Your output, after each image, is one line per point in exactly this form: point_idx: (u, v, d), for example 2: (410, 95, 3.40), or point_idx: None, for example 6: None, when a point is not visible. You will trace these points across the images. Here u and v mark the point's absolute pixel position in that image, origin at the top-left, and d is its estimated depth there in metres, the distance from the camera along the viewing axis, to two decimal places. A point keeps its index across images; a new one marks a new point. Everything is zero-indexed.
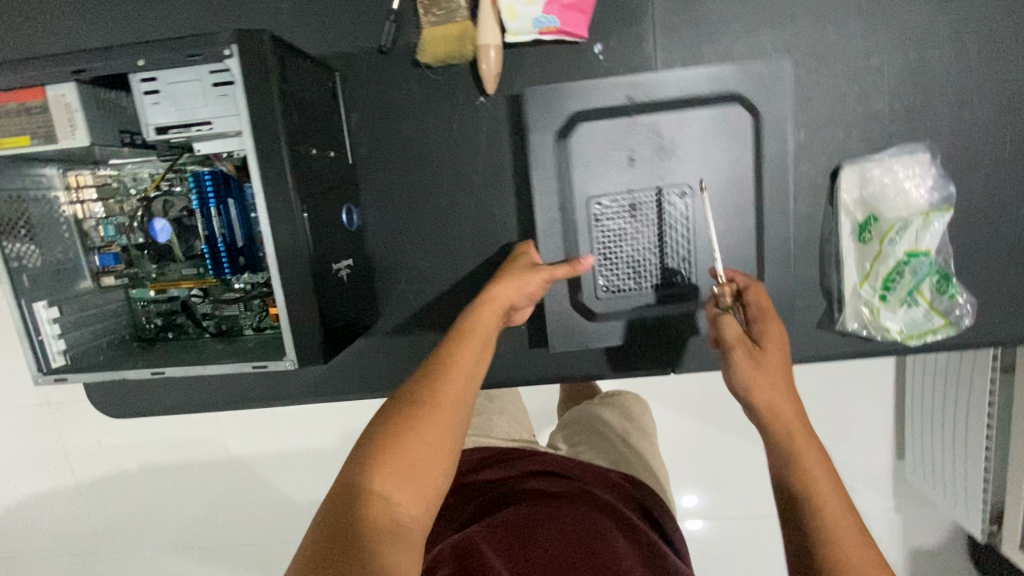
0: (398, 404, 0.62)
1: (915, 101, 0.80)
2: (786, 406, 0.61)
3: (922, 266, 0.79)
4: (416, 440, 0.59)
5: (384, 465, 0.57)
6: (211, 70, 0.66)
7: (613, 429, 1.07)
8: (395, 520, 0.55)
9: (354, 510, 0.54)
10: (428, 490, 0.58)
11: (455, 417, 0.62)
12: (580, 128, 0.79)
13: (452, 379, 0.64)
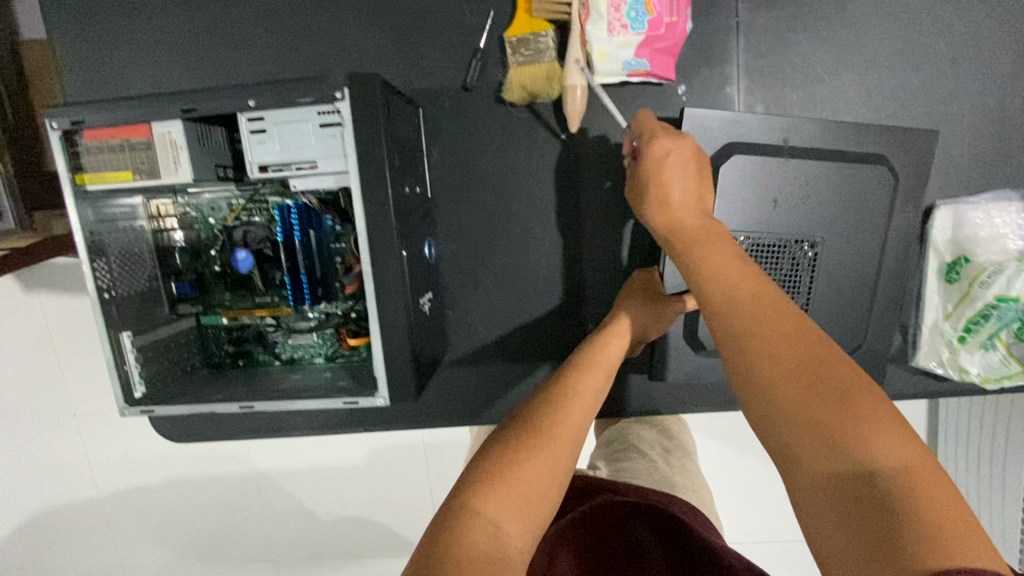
0: (518, 425, 0.59)
1: (993, 148, 0.82)
2: (774, 310, 0.49)
3: (1010, 312, 0.78)
4: (535, 471, 0.55)
5: (498, 485, 0.53)
6: (320, 111, 0.67)
7: (652, 445, 1.02)
8: (503, 546, 0.49)
9: (459, 523, 0.50)
10: (538, 519, 0.53)
11: (573, 455, 0.59)
12: (736, 159, 0.75)
13: (574, 414, 0.61)
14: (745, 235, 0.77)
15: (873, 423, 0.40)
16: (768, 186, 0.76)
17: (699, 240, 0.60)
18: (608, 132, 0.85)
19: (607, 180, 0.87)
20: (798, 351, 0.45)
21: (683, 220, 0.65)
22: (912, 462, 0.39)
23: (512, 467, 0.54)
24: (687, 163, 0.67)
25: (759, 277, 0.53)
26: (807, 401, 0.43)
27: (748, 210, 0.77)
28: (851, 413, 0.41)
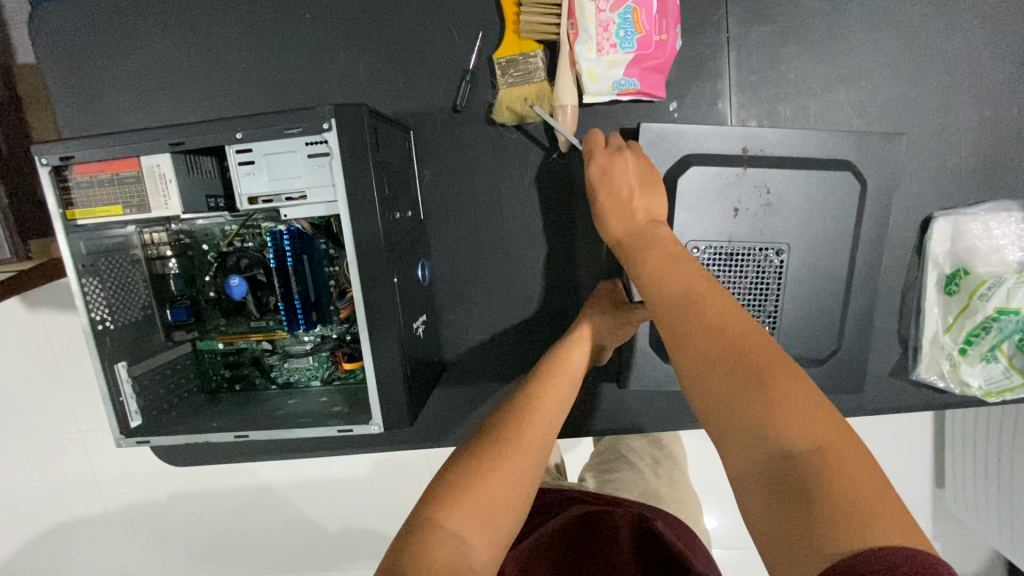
0: (477, 446, 0.67)
1: (991, 159, 0.81)
2: (711, 306, 0.52)
3: (1011, 324, 0.77)
4: (491, 485, 0.63)
5: (456, 504, 0.60)
6: (308, 142, 0.66)
7: (643, 458, 1.10)
8: (465, 556, 0.58)
9: (421, 539, 0.57)
10: (498, 530, 0.61)
11: (528, 468, 0.66)
12: (691, 171, 0.79)
13: (529, 433, 0.68)
14: (708, 244, 0.81)
15: (795, 411, 0.44)
16: (730, 196, 0.80)
17: (642, 247, 0.64)
18: None
19: None
20: (730, 345, 0.49)
21: (632, 225, 0.68)
22: (827, 445, 0.42)
23: (468, 484, 0.62)
24: (634, 169, 0.71)
25: (704, 275, 0.56)
26: (737, 394, 0.46)
27: (734, 223, 0.80)
28: (777, 403, 0.44)
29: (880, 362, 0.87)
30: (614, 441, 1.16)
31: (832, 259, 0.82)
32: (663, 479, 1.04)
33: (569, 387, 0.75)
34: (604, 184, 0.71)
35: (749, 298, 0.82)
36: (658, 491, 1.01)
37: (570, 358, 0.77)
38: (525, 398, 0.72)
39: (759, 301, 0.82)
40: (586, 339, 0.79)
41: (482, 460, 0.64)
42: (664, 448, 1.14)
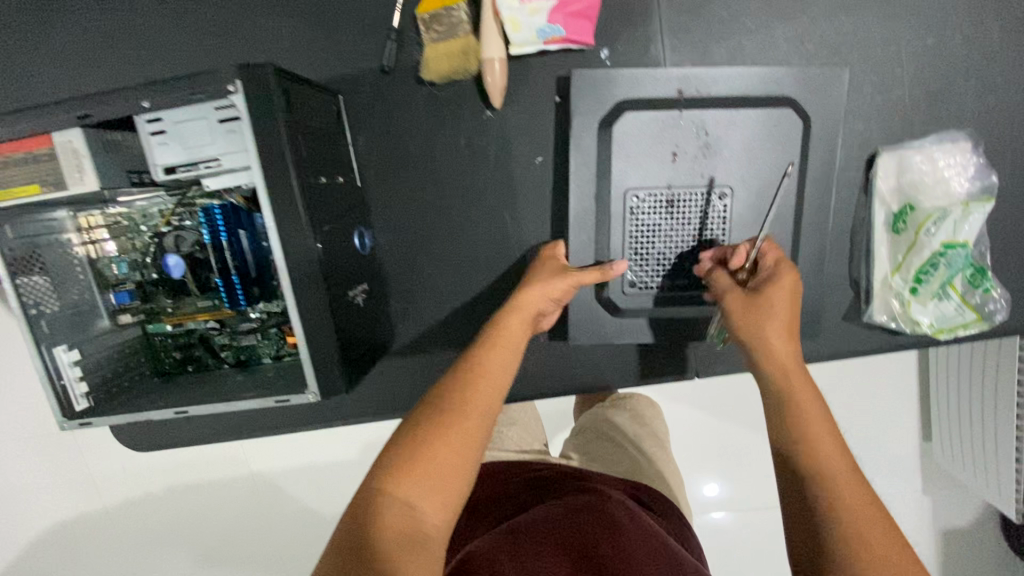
0: (425, 412, 0.64)
1: (938, 88, 0.78)
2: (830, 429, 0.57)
3: (958, 258, 0.77)
4: (441, 453, 0.60)
5: (405, 474, 0.59)
6: (216, 106, 0.65)
7: (624, 433, 1.04)
8: (419, 526, 0.57)
9: (373, 515, 0.56)
10: (451, 494, 0.60)
11: (477, 435, 0.63)
12: (626, 117, 0.77)
13: (475, 399, 0.66)
14: (649, 191, 0.79)
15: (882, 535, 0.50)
16: (667, 141, 0.78)
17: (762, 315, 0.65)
18: (534, 105, 0.82)
19: (538, 155, 0.84)
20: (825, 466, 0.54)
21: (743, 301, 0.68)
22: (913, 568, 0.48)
23: (416, 454, 0.60)
24: (792, 299, 0.67)
25: (811, 387, 0.61)
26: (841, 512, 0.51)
27: (673, 169, 0.79)
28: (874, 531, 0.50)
29: (837, 306, 0.84)
30: (594, 418, 1.10)
31: (778, 203, 0.80)
32: (646, 456, 0.99)
33: (514, 351, 0.72)
34: (759, 300, 0.66)
35: (696, 245, 0.81)
36: (641, 466, 0.96)
37: (513, 323, 0.74)
38: (471, 363, 0.69)
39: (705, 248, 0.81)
40: (524, 306, 0.75)
41: (427, 428, 0.62)
42: (647, 423, 1.08)
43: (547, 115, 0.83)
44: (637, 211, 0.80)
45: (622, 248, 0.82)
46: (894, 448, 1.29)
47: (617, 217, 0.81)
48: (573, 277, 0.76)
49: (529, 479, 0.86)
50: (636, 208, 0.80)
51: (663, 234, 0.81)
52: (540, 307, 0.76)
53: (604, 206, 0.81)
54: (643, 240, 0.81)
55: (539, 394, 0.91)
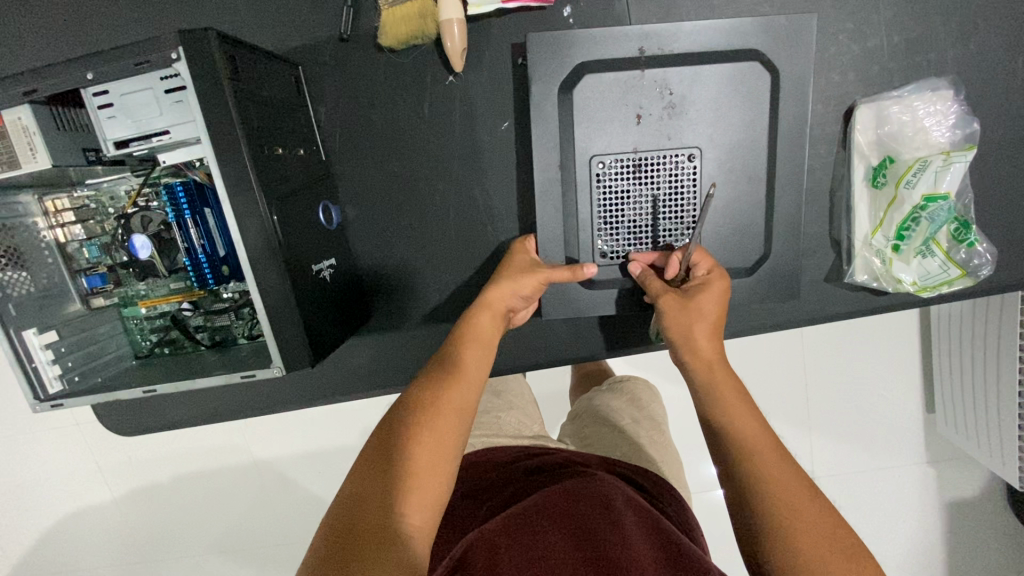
0: (403, 411, 0.64)
1: (917, 32, 0.74)
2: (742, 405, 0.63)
3: (940, 211, 0.74)
4: (420, 449, 0.60)
5: (386, 475, 0.58)
6: (162, 76, 0.64)
7: (622, 419, 1.01)
8: (402, 526, 0.55)
9: (358, 517, 0.55)
10: (433, 496, 0.59)
11: (454, 428, 0.64)
12: (589, 78, 0.74)
13: (449, 398, 0.65)
14: (615, 155, 0.77)
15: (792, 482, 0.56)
16: (631, 101, 0.75)
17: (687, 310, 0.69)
18: (498, 70, 0.80)
19: (504, 121, 0.82)
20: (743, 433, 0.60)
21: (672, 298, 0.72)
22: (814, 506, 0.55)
23: (396, 453, 0.60)
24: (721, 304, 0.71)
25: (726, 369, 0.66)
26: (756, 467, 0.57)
27: (641, 130, 0.76)
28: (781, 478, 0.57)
29: (819, 268, 0.82)
30: (591, 402, 1.08)
31: (751, 161, 0.77)
32: (643, 439, 0.97)
33: (486, 344, 0.73)
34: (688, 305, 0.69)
35: (667, 209, 0.78)
36: (644, 449, 0.94)
37: (482, 316, 0.74)
38: (445, 362, 0.70)
39: (677, 211, 0.78)
40: (493, 303, 0.75)
41: (404, 428, 0.62)
42: (645, 407, 1.06)
43: (512, 80, 0.80)
44: (603, 176, 0.78)
45: (590, 216, 0.79)
46: (894, 419, 1.26)
47: (585, 183, 0.78)
48: (543, 274, 0.76)
49: (526, 462, 0.84)
50: (602, 173, 0.78)
51: (632, 199, 0.78)
52: (508, 299, 0.76)
53: (572, 172, 0.78)
54: (612, 205, 0.79)
55: (516, 368, 0.90)
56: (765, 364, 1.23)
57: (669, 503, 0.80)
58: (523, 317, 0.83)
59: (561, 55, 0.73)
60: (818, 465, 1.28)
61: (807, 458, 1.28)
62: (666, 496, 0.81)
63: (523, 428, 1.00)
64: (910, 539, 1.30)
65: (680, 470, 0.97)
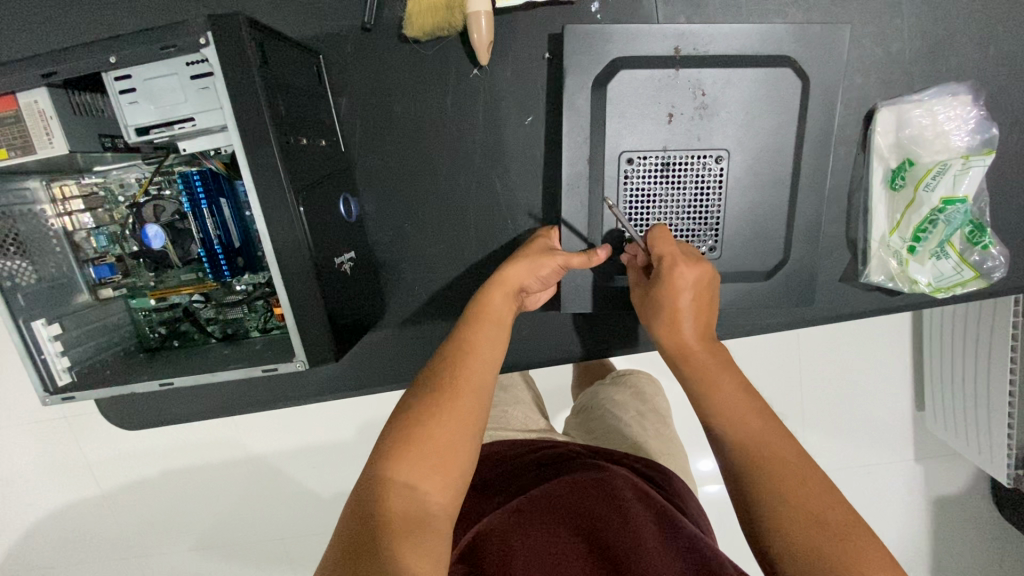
0: (421, 394, 0.63)
1: (938, 38, 0.75)
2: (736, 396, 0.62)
3: (957, 215, 0.75)
4: (438, 434, 0.59)
5: (406, 457, 0.57)
6: (189, 62, 0.62)
7: (626, 411, 1.02)
8: (424, 511, 0.55)
9: (379, 501, 0.54)
10: (454, 478, 0.59)
11: (474, 414, 0.62)
12: (622, 75, 0.75)
13: (467, 379, 0.64)
14: (644, 154, 0.77)
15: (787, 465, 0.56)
16: (663, 100, 0.76)
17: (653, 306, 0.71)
18: (523, 64, 0.80)
19: (527, 116, 0.82)
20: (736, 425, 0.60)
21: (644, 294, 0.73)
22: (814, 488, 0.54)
23: (412, 438, 0.58)
24: (702, 285, 0.69)
25: (713, 357, 0.66)
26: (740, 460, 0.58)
27: (669, 129, 0.76)
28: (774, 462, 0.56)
29: (834, 268, 0.83)
30: (594, 395, 1.09)
31: (773, 162, 0.78)
32: (648, 432, 0.98)
33: (501, 325, 0.71)
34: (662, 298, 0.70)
35: (691, 209, 0.79)
36: (648, 446, 0.94)
37: (495, 299, 0.72)
38: (455, 344, 0.68)
39: (701, 211, 0.79)
40: (508, 280, 0.74)
41: (420, 411, 0.61)
42: (649, 399, 1.07)
43: (538, 75, 0.80)
44: (631, 175, 0.78)
45: (616, 214, 0.79)
46: (889, 416, 1.29)
47: (610, 181, 0.78)
48: (562, 259, 0.75)
49: (541, 452, 0.84)
50: (631, 171, 0.78)
51: (657, 198, 0.78)
52: (523, 282, 0.75)
53: (598, 169, 0.78)
54: (637, 205, 0.79)
55: (532, 364, 0.90)
56: (767, 362, 1.25)
57: (683, 493, 0.81)
58: (535, 302, 0.82)
59: (592, 52, 0.73)
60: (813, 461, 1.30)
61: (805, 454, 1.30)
62: (678, 484, 0.82)
63: (533, 422, 1.00)
64: (898, 533, 1.34)
65: (686, 464, 0.98)
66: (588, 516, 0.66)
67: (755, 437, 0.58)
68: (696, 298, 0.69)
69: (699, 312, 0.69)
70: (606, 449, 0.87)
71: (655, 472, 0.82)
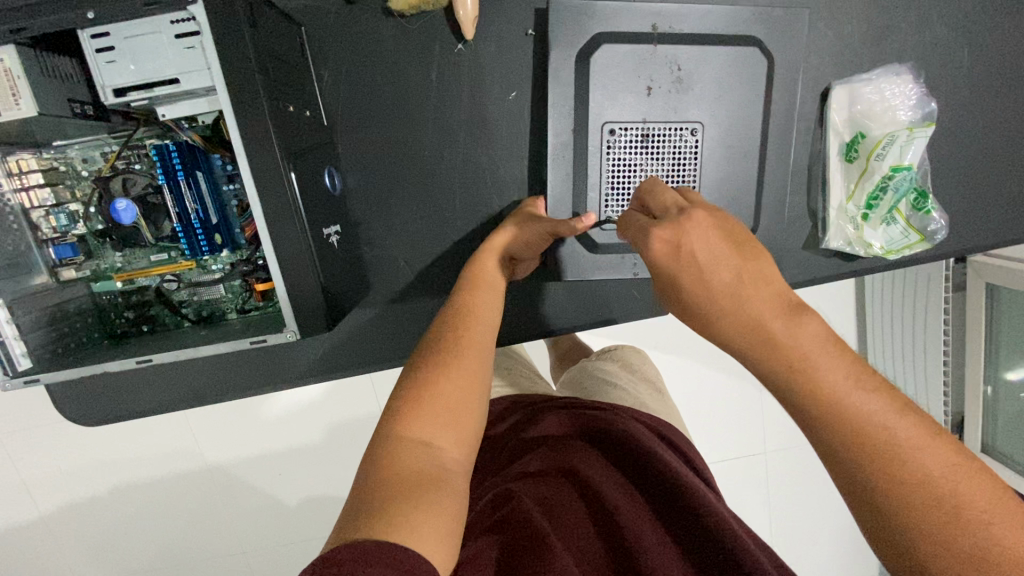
0: (426, 356, 0.63)
1: (883, 23, 0.83)
2: (818, 347, 0.44)
3: (905, 180, 0.83)
4: (448, 390, 0.60)
5: (418, 414, 0.57)
6: (173, 20, 0.61)
7: (619, 375, 1.06)
8: (441, 464, 0.55)
9: (395, 457, 0.54)
10: (466, 433, 0.59)
11: (480, 370, 0.63)
12: (603, 49, 0.78)
13: (469, 338, 0.65)
14: (626, 125, 0.81)
15: (908, 432, 0.42)
16: (643, 74, 0.80)
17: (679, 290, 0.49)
18: (507, 41, 0.82)
19: (511, 92, 0.84)
20: (822, 391, 0.43)
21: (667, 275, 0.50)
22: (940, 446, 0.42)
23: (423, 394, 0.59)
24: (722, 226, 0.48)
25: (750, 295, 0.46)
26: (852, 437, 0.42)
27: (649, 103, 0.81)
28: (895, 434, 0.42)
29: (799, 236, 0.89)
30: (583, 366, 1.13)
31: (743, 135, 0.83)
32: (641, 391, 1.02)
33: (496, 290, 0.73)
34: (696, 262, 0.48)
35: (669, 179, 0.83)
36: (646, 403, 0.97)
37: (488, 265, 0.74)
38: (455, 310, 0.69)
39: (678, 181, 0.83)
40: (496, 247, 0.76)
41: (428, 368, 0.61)
42: (636, 368, 1.12)
43: (521, 51, 0.82)
44: (614, 146, 0.82)
45: (599, 183, 0.83)
46: None
47: (594, 152, 0.82)
48: (548, 225, 0.78)
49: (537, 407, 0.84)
50: (613, 142, 0.82)
51: (637, 167, 0.83)
52: (512, 248, 0.77)
53: (582, 141, 0.82)
54: (620, 175, 0.83)
55: (520, 336, 0.92)
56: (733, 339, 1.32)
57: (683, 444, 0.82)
58: (525, 271, 0.85)
59: (575, 28, 0.77)
60: (769, 437, 1.39)
61: (763, 430, 1.39)
62: (679, 436, 0.84)
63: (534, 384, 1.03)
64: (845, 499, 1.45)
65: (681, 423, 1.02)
66: (601, 481, 0.66)
67: (863, 407, 0.42)
68: (732, 251, 0.47)
69: (743, 272, 0.47)
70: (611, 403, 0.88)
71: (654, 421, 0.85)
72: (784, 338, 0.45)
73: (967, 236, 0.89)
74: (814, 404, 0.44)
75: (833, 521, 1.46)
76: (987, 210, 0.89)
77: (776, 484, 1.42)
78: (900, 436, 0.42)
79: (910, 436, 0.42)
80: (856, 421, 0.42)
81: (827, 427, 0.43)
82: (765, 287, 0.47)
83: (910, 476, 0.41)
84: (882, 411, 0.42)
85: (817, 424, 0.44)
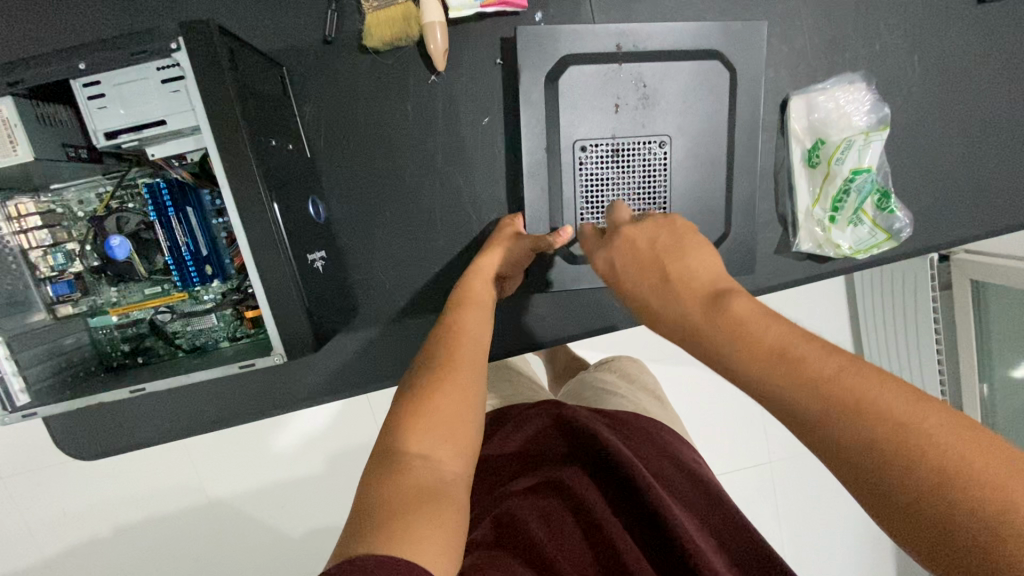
0: (420, 373, 0.65)
1: (833, 35, 0.88)
2: (763, 326, 0.45)
3: (865, 183, 0.87)
4: (443, 404, 0.61)
5: (414, 428, 0.58)
6: (159, 66, 0.65)
7: (615, 383, 1.07)
8: (440, 476, 0.55)
9: (395, 470, 0.54)
10: (463, 445, 0.60)
11: (473, 384, 0.65)
12: (570, 72, 0.83)
13: (463, 353, 0.68)
14: (595, 142, 0.85)
15: (875, 387, 0.39)
16: (609, 93, 0.84)
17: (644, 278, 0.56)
18: (477, 70, 0.87)
19: (485, 116, 0.88)
20: (785, 360, 0.43)
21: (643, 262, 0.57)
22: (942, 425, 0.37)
23: (419, 410, 0.60)
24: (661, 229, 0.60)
25: (688, 271, 0.53)
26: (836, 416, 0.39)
27: (617, 120, 0.85)
28: (852, 384, 0.40)
29: (771, 240, 0.92)
30: (584, 377, 1.14)
31: (709, 146, 0.87)
32: (638, 397, 1.02)
33: (485, 309, 0.75)
34: (641, 249, 0.59)
35: (640, 191, 0.87)
36: (644, 408, 0.97)
37: (476, 285, 0.77)
38: (447, 329, 0.71)
39: (649, 192, 0.87)
40: (483, 268, 0.79)
41: (422, 385, 0.63)
42: (635, 377, 1.13)
43: (492, 78, 0.87)
44: (585, 162, 0.85)
45: (573, 198, 0.87)
46: None
47: (567, 169, 0.86)
48: (530, 243, 0.82)
49: (533, 414, 0.82)
50: (584, 158, 0.86)
51: (610, 181, 0.86)
52: (498, 267, 0.80)
53: (555, 159, 0.86)
54: (593, 190, 0.87)
55: (507, 350, 0.94)
56: None
57: (692, 461, 0.79)
58: (508, 288, 0.87)
59: (542, 53, 0.81)
60: (769, 444, 1.40)
61: (764, 438, 1.39)
62: (687, 451, 0.81)
63: (532, 390, 1.04)
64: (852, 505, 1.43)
65: (682, 430, 1.03)
66: (589, 497, 0.67)
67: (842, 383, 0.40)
68: (664, 246, 0.57)
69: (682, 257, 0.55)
70: (618, 412, 0.86)
71: (658, 432, 0.83)
72: (728, 316, 0.47)
73: (932, 232, 0.92)
74: (780, 377, 0.42)
75: (844, 529, 1.44)
76: (950, 206, 0.93)
77: (781, 492, 1.41)
78: (877, 403, 0.39)
79: (910, 418, 0.38)
80: (843, 396, 0.40)
81: (788, 399, 0.42)
82: (698, 273, 0.53)
83: (892, 435, 0.37)
84: (864, 393, 0.39)
85: (775, 399, 0.42)
